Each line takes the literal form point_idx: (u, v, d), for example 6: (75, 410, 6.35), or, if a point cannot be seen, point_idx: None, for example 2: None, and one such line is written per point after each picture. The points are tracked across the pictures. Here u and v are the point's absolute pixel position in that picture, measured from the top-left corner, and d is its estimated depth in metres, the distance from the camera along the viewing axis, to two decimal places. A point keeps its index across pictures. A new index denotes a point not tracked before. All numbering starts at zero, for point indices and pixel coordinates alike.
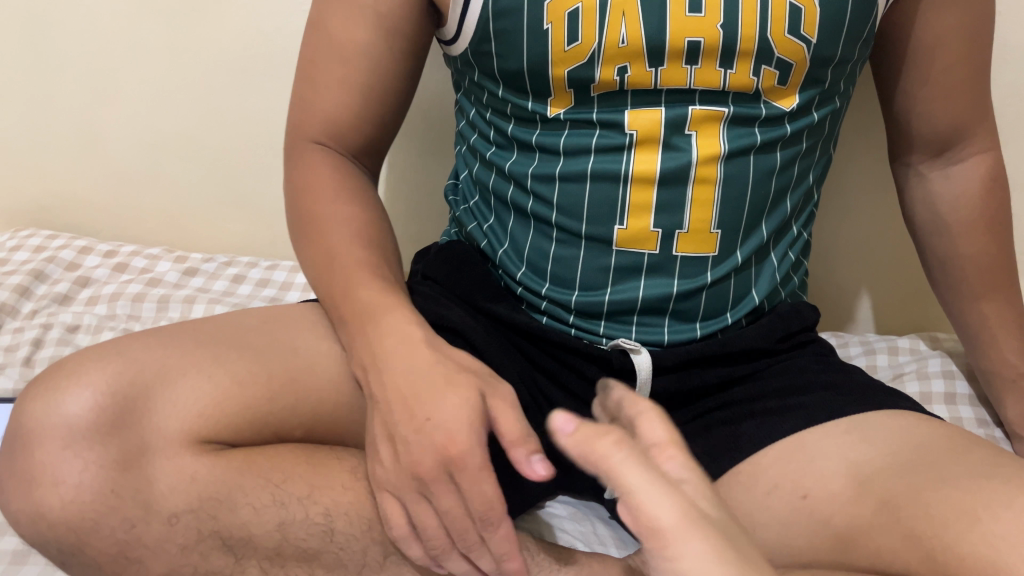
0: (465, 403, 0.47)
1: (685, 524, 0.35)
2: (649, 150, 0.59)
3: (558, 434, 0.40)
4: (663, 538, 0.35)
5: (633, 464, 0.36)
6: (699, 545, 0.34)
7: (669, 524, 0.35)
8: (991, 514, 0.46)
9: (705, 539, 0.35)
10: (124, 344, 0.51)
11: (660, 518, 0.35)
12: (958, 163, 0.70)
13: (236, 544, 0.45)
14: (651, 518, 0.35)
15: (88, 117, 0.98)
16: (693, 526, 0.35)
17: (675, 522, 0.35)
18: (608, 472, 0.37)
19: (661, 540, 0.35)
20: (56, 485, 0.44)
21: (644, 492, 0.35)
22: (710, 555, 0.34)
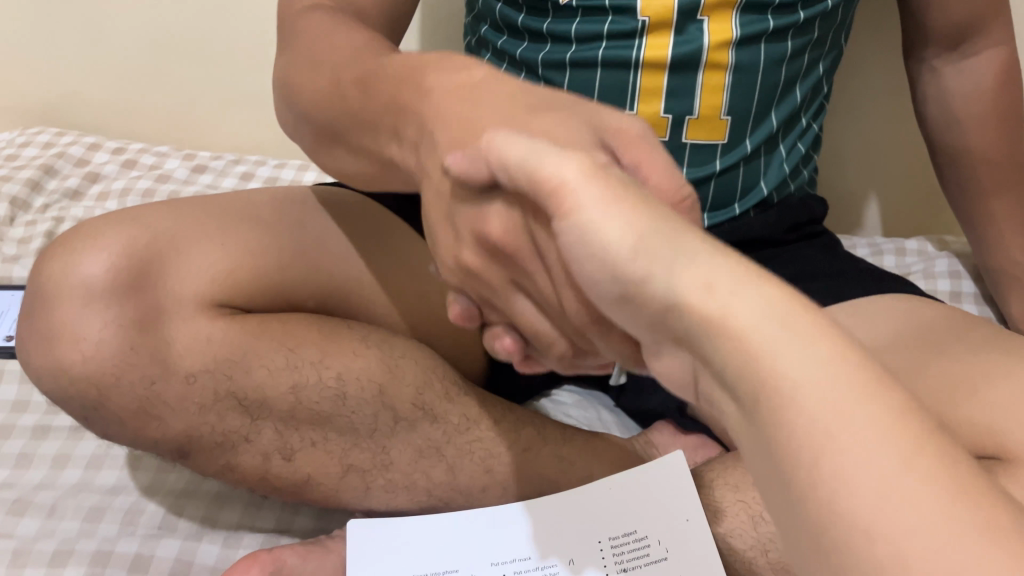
0: (623, 139, 0.37)
1: (591, 181, 0.30)
2: (661, 34, 0.58)
3: (463, 174, 0.36)
4: (567, 195, 0.30)
5: (535, 139, 0.33)
6: (602, 192, 0.30)
7: (577, 180, 0.30)
8: (988, 383, 0.47)
9: (605, 185, 0.30)
10: (138, 212, 0.51)
11: (564, 176, 0.30)
12: (972, 57, 0.69)
13: (252, 405, 0.47)
14: (554, 181, 0.31)
15: (90, 12, 0.96)
16: (600, 176, 0.31)
17: (581, 176, 0.30)
18: (502, 160, 0.33)
19: (564, 197, 0.30)
20: (78, 342, 0.45)
21: (546, 154, 0.32)
22: (612, 208, 0.30)
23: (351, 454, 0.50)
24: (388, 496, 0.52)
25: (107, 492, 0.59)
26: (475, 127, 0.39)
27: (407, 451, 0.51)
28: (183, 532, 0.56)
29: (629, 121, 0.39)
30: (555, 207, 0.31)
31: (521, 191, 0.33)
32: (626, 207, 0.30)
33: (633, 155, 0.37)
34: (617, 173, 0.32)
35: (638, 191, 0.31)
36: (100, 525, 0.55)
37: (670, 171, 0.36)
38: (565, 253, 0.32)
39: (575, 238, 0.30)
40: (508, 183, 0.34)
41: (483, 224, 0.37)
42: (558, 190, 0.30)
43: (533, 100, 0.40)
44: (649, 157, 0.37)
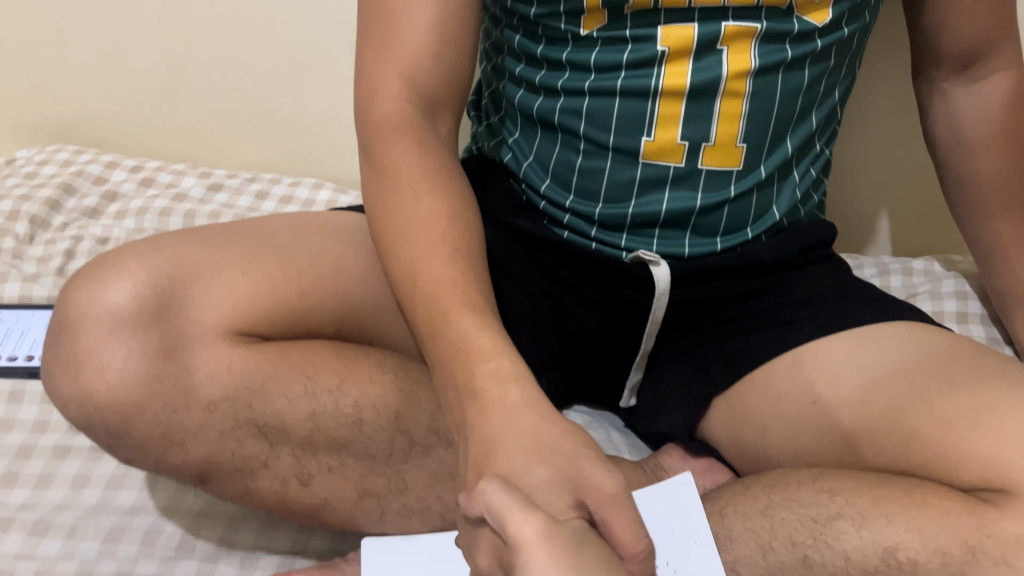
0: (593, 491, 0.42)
1: (546, 544, 0.38)
2: (680, 63, 0.59)
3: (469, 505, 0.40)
4: (525, 552, 0.38)
5: (516, 494, 0.39)
6: (551, 552, 0.38)
7: (534, 539, 0.38)
8: (993, 413, 0.48)
9: (555, 549, 0.38)
10: (160, 241, 0.53)
11: (524, 531, 0.38)
12: (981, 81, 0.70)
13: (271, 431, 0.48)
14: (516, 538, 0.38)
15: (111, 32, 0.97)
16: (553, 539, 0.38)
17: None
18: (487, 512, 0.39)
19: (522, 553, 0.38)
20: (102, 370, 0.46)
21: (513, 512, 0.39)
22: (553, 564, 0.38)
23: (367, 479, 0.51)
24: (403, 520, 0.52)
25: (125, 512, 0.60)
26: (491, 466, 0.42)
27: (422, 476, 0.52)
28: (200, 553, 0.56)
29: (606, 476, 0.43)
30: (518, 558, 0.38)
31: (500, 535, 0.39)
32: (562, 564, 0.38)
33: (603, 513, 0.41)
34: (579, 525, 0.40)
35: (586, 540, 0.39)
36: (120, 546, 0.56)
37: (633, 530, 0.41)
38: (512, 574, 0.39)
39: (518, 567, 0.38)
40: (492, 526, 0.40)
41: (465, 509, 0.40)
42: (518, 545, 0.38)
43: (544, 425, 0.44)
44: (615, 509, 0.41)
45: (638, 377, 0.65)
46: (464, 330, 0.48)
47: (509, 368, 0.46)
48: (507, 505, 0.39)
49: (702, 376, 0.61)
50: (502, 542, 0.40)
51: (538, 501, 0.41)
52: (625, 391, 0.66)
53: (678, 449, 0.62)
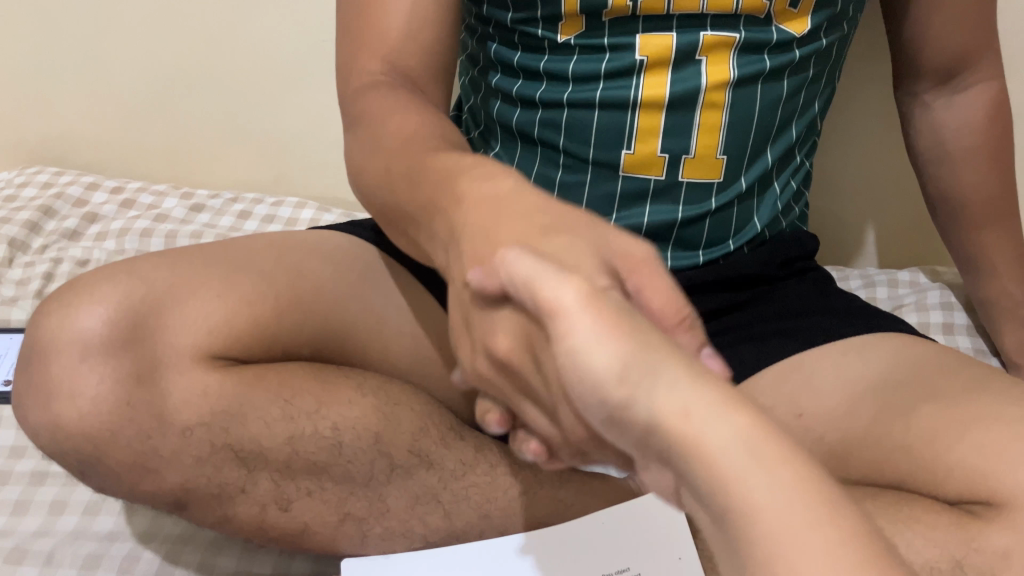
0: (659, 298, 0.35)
1: (586, 309, 0.30)
2: (659, 73, 0.59)
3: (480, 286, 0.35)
4: (561, 320, 0.30)
5: (545, 260, 0.32)
6: (597, 324, 0.29)
7: (572, 306, 0.30)
8: (979, 426, 0.47)
9: (603, 317, 0.29)
10: (135, 265, 0.52)
11: (561, 300, 0.30)
12: (963, 91, 0.70)
13: (248, 457, 0.47)
14: (552, 306, 0.30)
15: (91, 52, 0.97)
16: (597, 302, 0.30)
17: (577, 301, 0.30)
18: (511, 279, 0.32)
19: (560, 323, 0.30)
20: (74, 397, 0.46)
21: (546, 276, 0.31)
22: (605, 338, 0.29)
23: (349, 503, 0.50)
24: (385, 543, 0.51)
25: (104, 538, 0.59)
26: (495, 241, 0.36)
27: (403, 498, 0.50)
28: None
29: (634, 242, 0.37)
30: (554, 331, 0.30)
31: (533, 316, 0.32)
32: (616, 337, 0.29)
33: (637, 278, 0.35)
34: (615, 296, 0.32)
35: (639, 320, 0.31)
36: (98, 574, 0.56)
37: (669, 291, 0.35)
38: (564, 378, 0.30)
39: (570, 371, 0.30)
40: (519, 300, 0.33)
41: (483, 284, 0.35)
42: (557, 316, 0.30)
43: (556, 217, 0.37)
44: (652, 279, 0.35)
45: None
46: (447, 161, 0.43)
47: (491, 169, 0.41)
48: (501, 322, 0.35)
49: None
50: (535, 320, 0.33)
51: (562, 263, 0.34)
52: None
53: None
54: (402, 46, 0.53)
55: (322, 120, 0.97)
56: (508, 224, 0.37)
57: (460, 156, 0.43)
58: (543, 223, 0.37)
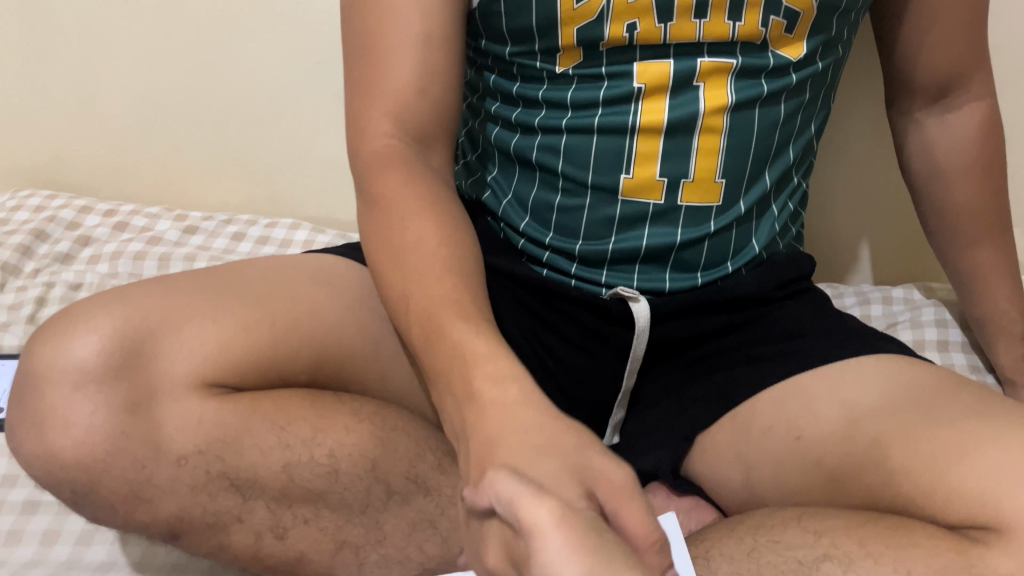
0: (639, 532, 0.37)
1: (558, 527, 0.35)
2: (657, 99, 0.59)
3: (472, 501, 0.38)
4: (539, 538, 0.34)
5: (528, 483, 0.37)
6: (566, 539, 0.34)
7: (548, 524, 0.35)
8: (978, 450, 0.47)
9: (570, 533, 0.34)
10: (130, 292, 0.52)
11: (537, 520, 0.35)
12: (955, 111, 0.70)
13: (244, 485, 0.47)
14: (530, 524, 0.35)
15: (86, 76, 0.97)
16: (568, 522, 0.35)
17: (550, 521, 0.35)
18: (497, 499, 0.36)
19: (536, 539, 0.35)
20: (68, 428, 0.45)
21: (526, 497, 0.36)
22: (569, 551, 0.34)
23: (345, 530, 0.49)
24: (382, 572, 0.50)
25: (97, 569, 0.58)
26: (495, 460, 0.40)
27: (401, 524, 0.50)
28: None
29: (614, 465, 0.40)
30: (530, 548, 0.35)
31: (510, 526, 0.36)
32: (579, 556, 0.34)
33: (615, 505, 0.38)
34: (591, 511, 0.37)
35: (605, 537, 0.35)
36: None
37: (646, 521, 0.38)
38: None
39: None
40: (503, 516, 0.36)
41: (473, 502, 0.38)
42: (533, 532, 0.35)
43: (551, 437, 0.41)
44: (630, 504, 0.38)
45: (621, 415, 0.65)
46: (463, 340, 0.45)
47: (505, 366, 0.44)
48: (491, 537, 0.38)
49: (684, 415, 0.60)
50: (515, 534, 0.36)
51: (546, 487, 0.37)
52: (608, 429, 0.65)
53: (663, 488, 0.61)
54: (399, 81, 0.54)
55: (316, 144, 0.97)
56: (510, 434, 0.40)
57: (477, 331, 0.46)
58: (546, 438, 0.40)
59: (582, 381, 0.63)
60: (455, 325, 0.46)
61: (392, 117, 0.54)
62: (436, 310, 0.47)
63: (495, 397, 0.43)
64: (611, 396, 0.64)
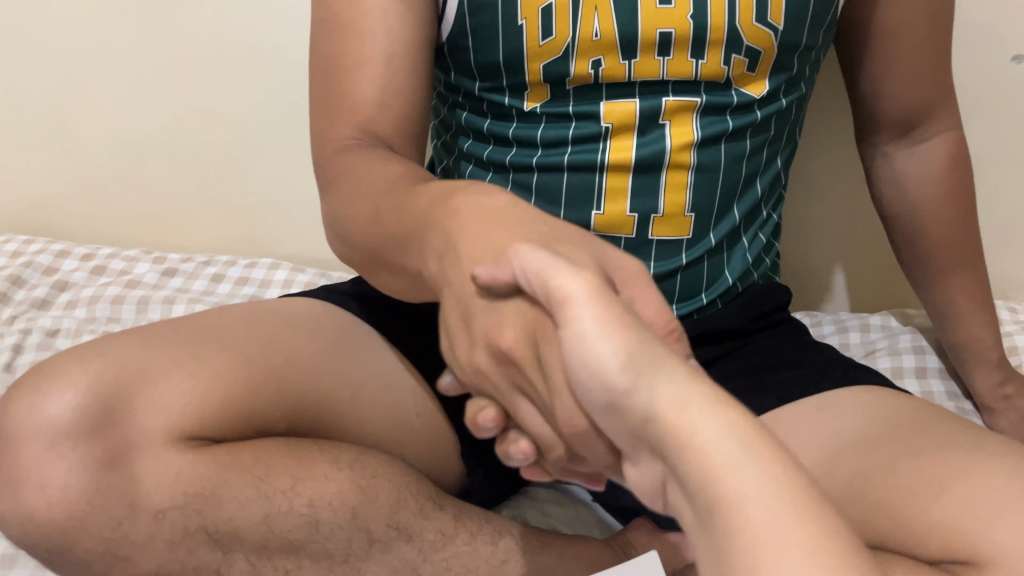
0: (648, 305, 0.38)
1: (591, 302, 0.33)
2: (625, 137, 0.59)
3: (489, 285, 0.38)
4: (572, 309, 0.33)
5: (555, 255, 0.36)
6: (599, 313, 0.32)
7: (580, 297, 0.33)
8: (956, 483, 0.47)
9: (606, 310, 0.33)
10: (105, 345, 0.52)
11: (571, 291, 0.33)
12: (923, 142, 0.71)
13: (223, 538, 0.46)
14: (561, 294, 0.34)
15: (62, 119, 0.97)
16: (601, 299, 0.33)
17: (584, 294, 0.33)
18: (522, 270, 0.36)
19: (567, 310, 0.33)
20: (43, 487, 0.45)
21: (558, 271, 0.35)
22: (609, 328, 0.32)
23: None
24: None
25: None
26: (495, 249, 0.40)
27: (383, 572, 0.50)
28: None
29: (628, 259, 0.40)
30: (561, 318, 0.33)
31: (540, 301, 0.36)
32: (621, 332, 0.32)
33: (630, 290, 0.38)
34: (621, 301, 0.35)
35: (640, 323, 0.33)
36: None
37: (662, 307, 0.38)
38: (566, 363, 0.34)
39: (576, 356, 0.33)
40: (529, 290, 0.36)
41: (493, 279, 0.38)
42: (565, 303, 0.33)
43: (561, 229, 0.41)
44: (647, 294, 0.38)
45: None
46: (427, 204, 0.46)
47: (480, 190, 0.45)
48: (506, 314, 0.38)
49: None
50: (541, 311, 0.36)
51: (566, 256, 0.38)
52: None
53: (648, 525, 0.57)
54: (374, 117, 0.55)
55: (294, 182, 0.97)
56: (497, 232, 0.41)
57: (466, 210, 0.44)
58: (540, 232, 0.41)
59: None
60: (414, 192, 0.48)
61: (362, 133, 0.54)
62: (399, 194, 0.48)
63: (475, 207, 0.44)
64: None
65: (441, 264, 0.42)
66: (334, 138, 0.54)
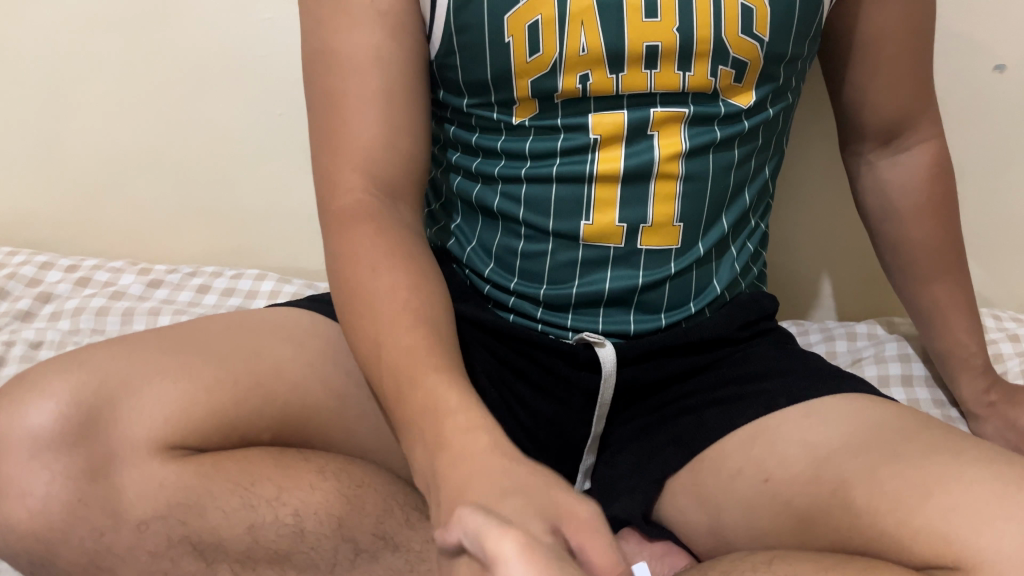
0: (581, 534, 0.39)
1: (525, 559, 0.34)
2: (613, 148, 0.60)
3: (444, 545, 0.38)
4: (504, 566, 0.34)
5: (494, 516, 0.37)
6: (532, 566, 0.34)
7: (513, 553, 0.34)
8: (941, 489, 0.47)
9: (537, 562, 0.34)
10: (87, 355, 0.52)
11: (504, 551, 0.34)
12: (906, 151, 0.72)
13: (207, 549, 0.46)
14: (495, 557, 0.34)
15: (46, 131, 0.97)
16: (535, 553, 0.34)
17: (518, 553, 0.34)
18: (464, 535, 0.36)
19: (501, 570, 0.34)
20: (24, 498, 0.44)
21: (491, 530, 0.35)
22: None
23: None
24: None
25: None
26: (468, 500, 0.40)
27: None
28: None
29: (580, 504, 0.40)
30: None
31: (479, 564, 0.36)
32: None
33: (579, 539, 0.38)
34: (553, 547, 0.36)
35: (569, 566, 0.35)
36: None
37: (611, 553, 0.38)
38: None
39: None
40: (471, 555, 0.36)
41: (444, 543, 0.38)
42: (498, 564, 0.34)
43: (520, 481, 0.41)
44: (593, 539, 0.38)
45: (591, 460, 0.64)
46: (434, 389, 0.47)
47: (476, 418, 0.45)
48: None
49: (656, 458, 0.60)
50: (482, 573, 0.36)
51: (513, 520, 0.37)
52: (580, 475, 0.65)
53: (635, 534, 0.58)
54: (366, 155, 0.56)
55: (280, 194, 0.97)
56: (480, 483, 0.41)
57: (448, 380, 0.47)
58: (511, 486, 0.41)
59: (553, 428, 0.62)
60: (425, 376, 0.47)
61: (370, 182, 0.56)
62: (407, 365, 0.48)
63: (464, 446, 0.43)
64: (581, 442, 0.63)
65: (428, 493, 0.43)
66: (341, 190, 0.55)
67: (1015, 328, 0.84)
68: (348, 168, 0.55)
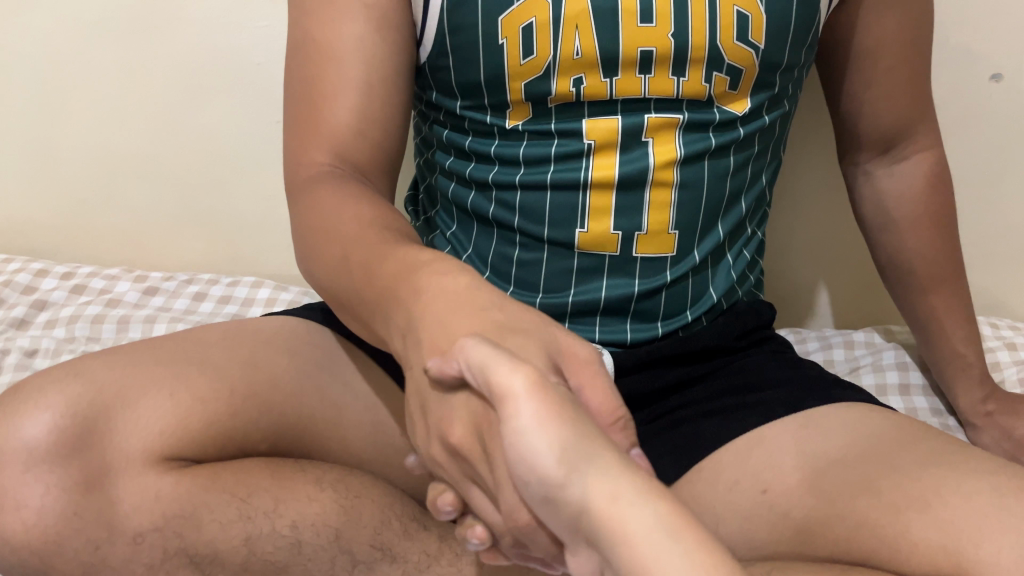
0: (581, 372, 0.39)
1: (532, 397, 0.32)
2: (607, 155, 0.59)
3: (438, 376, 0.38)
4: (512, 404, 0.32)
5: (500, 349, 0.36)
6: (540, 410, 0.32)
7: (521, 391, 0.33)
8: (940, 501, 0.47)
9: (545, 403, 0.32)
10: (82, 366, 0.51)
11: (511, 385, 0.33)
12: (902, 160, 0.72)
13: (204, 561, 0.46)
14: (504, 390, 0.33)
15: (41, 137, 0.96)
16: (543, 392, 0.33)
17: (524, 388, 0.33)
18: (468, 366, 0.36)
19: (508, 405, 0.32)
20: (17, 510, 0.44)
21: (498, 365, 0.34)
22: (545, 425, 0.32)
23: None
24: None
25: None
26: (455, 335, 0.39)
27: None
28: None
29: (580, 344, 0.41)
30: (503, 416, 0.33)
31: (483, 395, 0.35)
32: (555, 422, 0.32)
33: (578, 378, 0.39)
34: (559, 388, 0.35)
35: (579, 412, 0.33)
36: None
37: (610, 396, 0.38)
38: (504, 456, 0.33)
39: (514, 450, 0.32)
40: (474, 385, 0.36)
41: (441, 371, 0.37)
42: (506, 399, 0.33)
43: (513, 317, 0.41)
44: (592, 379, 0.38)
45: None
46: (408, 258, 0.47)
47: (448, 266, 0.45)
48: (457, 410, 0.38)
49: (652, 468, 0.58)
50: (485, 405, 0.36)
51: (515, 354, 0.37)
52: None
53: None
54: (352, 147, 0.56)
55: (276, 202, 0.97)
56: (466, 318, 0.40)
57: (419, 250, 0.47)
58: (496, 322, 0.40)
59: None
60: (397, 250, 0.47)
61: (336, 159, 0.55)
62: (377, 250, 0.48)
63: (441, 288, 0.43)
64: None
65: (404, 343, 0.42)
66: (307, 165, 0.55)
67: (1011, 337, 0.84)
68: (343, 175, 0.55)
